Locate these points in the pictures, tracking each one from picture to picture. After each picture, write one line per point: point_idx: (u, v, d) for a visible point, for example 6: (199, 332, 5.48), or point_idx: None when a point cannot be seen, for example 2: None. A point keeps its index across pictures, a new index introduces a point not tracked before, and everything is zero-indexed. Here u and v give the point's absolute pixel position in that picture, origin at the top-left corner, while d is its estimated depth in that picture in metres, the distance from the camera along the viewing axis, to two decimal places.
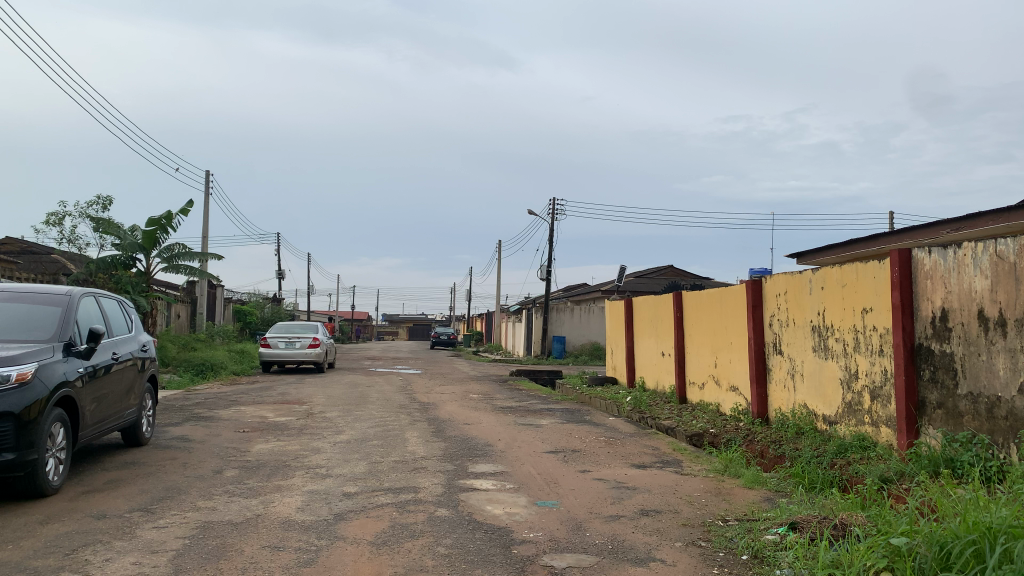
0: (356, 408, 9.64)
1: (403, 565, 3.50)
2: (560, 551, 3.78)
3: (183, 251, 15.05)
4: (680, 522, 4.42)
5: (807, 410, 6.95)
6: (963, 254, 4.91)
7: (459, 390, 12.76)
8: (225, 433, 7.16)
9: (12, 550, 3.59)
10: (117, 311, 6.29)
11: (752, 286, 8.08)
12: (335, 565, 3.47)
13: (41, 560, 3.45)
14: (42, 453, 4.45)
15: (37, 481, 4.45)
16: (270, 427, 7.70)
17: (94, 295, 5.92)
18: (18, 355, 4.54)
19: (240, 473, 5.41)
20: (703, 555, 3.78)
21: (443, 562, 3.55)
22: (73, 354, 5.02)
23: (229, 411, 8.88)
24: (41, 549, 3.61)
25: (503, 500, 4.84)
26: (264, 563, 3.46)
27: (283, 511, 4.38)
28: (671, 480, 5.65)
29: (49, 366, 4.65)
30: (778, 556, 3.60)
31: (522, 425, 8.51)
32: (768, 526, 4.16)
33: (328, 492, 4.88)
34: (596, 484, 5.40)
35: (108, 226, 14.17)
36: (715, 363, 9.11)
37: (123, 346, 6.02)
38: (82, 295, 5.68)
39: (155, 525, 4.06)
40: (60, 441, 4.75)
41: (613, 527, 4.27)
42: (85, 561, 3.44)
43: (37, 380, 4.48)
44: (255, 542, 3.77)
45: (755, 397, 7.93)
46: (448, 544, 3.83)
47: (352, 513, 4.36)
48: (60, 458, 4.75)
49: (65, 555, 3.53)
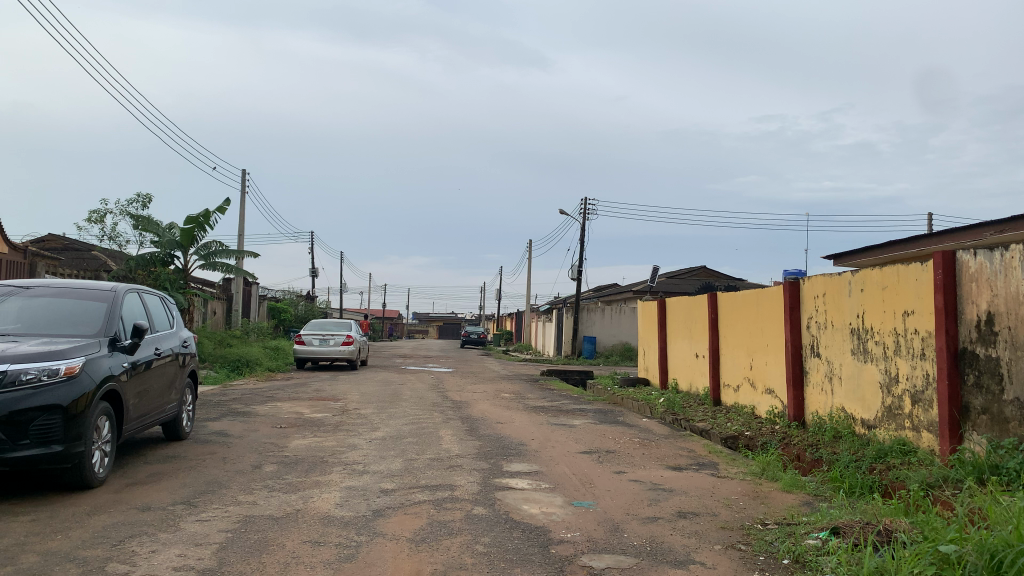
0: (391, 405, 9.71)
1: (442, 563, 3.51)
2: (599, 552, 3.78)
3: (220, 249, 15.26)
4: (718, 524, 4.39)
5: (844, 414, 6.85)
6: (1011, 257, 4.80)
7: (491, 389, 12.77)
8: (263, 429, 7.26)
9: (61, 540, 3.67)
10: (159, 307, 6.39)
11: (789, 288, 7.98)
12: (375, 561, 3.50)
13: (90, 551, 3.52)
14: (89, 446, 4.54)
15: (83, 472, 4.55)
16: (306, 423, 7.78)
17: (138, 291, 6.02)
18: (66, 349, 4.64)
19: (279, 468, 5.47)
20: (743, 558, 3.75)
21: (482, 560, 3.56)
22: (118, 349, 5.12)
23: (265, 407, 9.00)
24: (89, 540, 3.69)
25: (540, 499, 4.84)
26: (305, 558, 3.50)
27: (322, 506, 4.42)
28: (707, 483, 5.62)
29: (95, 361, 4.74)
30: (821, 561, 3.55)
31: (556, 424, 8.50)
32: (808, 530, 4.10)
33: (366, 488, 4.93)
34: (632, 485, 5.39)
35: (147, 223, 14.42)
36: (751, 365, 9.01)
37: (166, 341, 6.12)
38: (126, 292, 5.78)
39: (199, 518, 4.12)
40: (106, 434, 4.84)
41: (651, 529, 4.26)
42: (132, 553, 3.51)
43: (84, 374, 4.57)
44: (296, 536, 3.81)
45: (791, 399, 7.84)
46: (486, 542, 3.84)
47: (390, 509, 4.40)
48: (105, 450, 4.85)
49: (112, 546, 3.60)
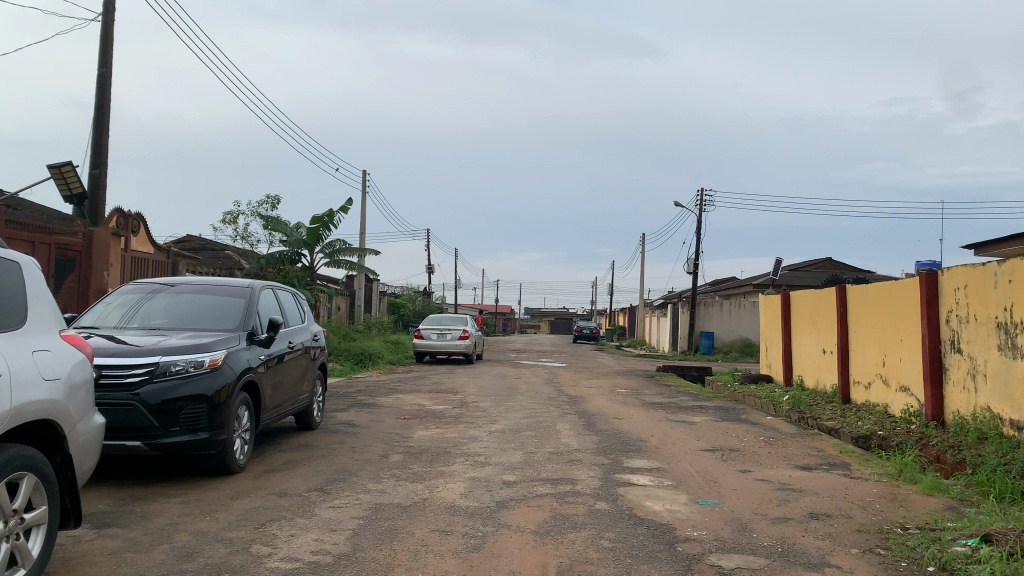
0: (508, 399, 9.81)
1: (568, 556, 3.51)
2: (728, 551, 3.68)
3: (343, 247, 15.86)
4: (854, 527, 4.19)
5: (991, 414, 6.39)
6: None
7: (607, 384, 12.69)
8: (387, 420, 7.49)
9: (209, 521, 3.91)
10: (292, 302, 6.70)
11: (927, 279, 7.51)
12: (501, 552, 3.54)
13: (235, 532, 3.74)
14: (231, 434, 4.81)
15: (226, 458, 4.83)
16: (428, 415, 7.98)
17: (272, 288, 6.33)
18: (210, 342, 4.93)
19: (404, 458, 5.63)
20: (883, 564, 3.56)
21: (607, 555, 3.54)
22: (255, 343, 5.40)
23: (388, 399, 9.29)
24: (234, 522, 3.91)
25: (663, 496, 4.76)
26: (434, 546, 3.58)
27: (447, 496, 4.52)
28: (839, 484, 5.37)
29: (235, 354, 5.02)
30: (972, 570, 3.32)
31: (675, 421, 8.36)
32: (956, 537, 3.85)
33: (489, 480, 5.00)
34: (758, 484, 5.22)
35: (277, 223, 15.16)
36: (884, 361, 8.55)
37: (298, 335, 6.42)
38: (262, 288, 6.09)
39: (332, 504, 4.30)
40: (245, 423, 5.13)
41: (781, 530, 4.11)
42: (273, 535, 3.70)
43: (226, 366, 4.85)
44: (424, 525, 3.91)
45: (929, 398, 7.38)
46: (610, 537, 3.81)
47: (513, 501, 4.44)
48: (245, 438, 5.13)
49: (255, 529, 3.80)
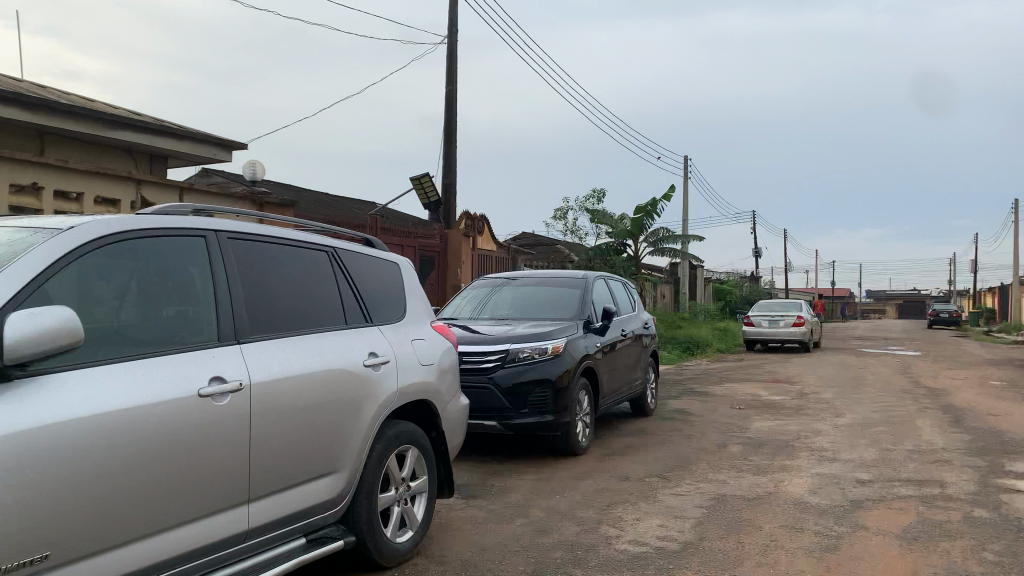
0: (854, 390, 9.05)
1: (942, 566, 3.13)
2: None
3: (668, 235, 15.86)
4: None
5: None
6: None
7: (975, 376, 11.12)
8: (723, 409, 7.33)
9: (560, 499, 4.15)
10: (624, 291, 6.86)
11: None
12: (861, 555, 3.26)
13: (584, 512, 3.92)
14: (574, 417, 5.06)
15: (571, 441, 5.08)
16: (765, 405, 7.66)
17: (605, 278, 6.53)
18: (553, 330, 5.22)
19: (744, 448, 5.46)
20: None
21: (994, 570, 3.09)
22: (593, 331, 5.61)
23: (722, 388, 9.09)
24: (582, 501, 4.11)
25: None
26: (785, 542, 3.42)
27: (794, 491, 4.29)
28: None
29: (575, 341, 5.26)
30: None
31: None
32: None
33: (839, 476, 4.65)
34: None
35: (603, 216, 15.65)
36: None
37: (631, 323, 6.54)
38: (596, 279, 6.31)
39: (674, 491, 4.31)
40: (587, 407, 5.35)
41: None
42: (620, 518, 3.81)
43: (567, 353, 5.10)
44: (772, 519, 3.75)
45: None
46: (996, 550, 3.32)
47: (870, 502, 4.07)
48: (587, 422, 5.36)
49: (602, 510, 3.95)
